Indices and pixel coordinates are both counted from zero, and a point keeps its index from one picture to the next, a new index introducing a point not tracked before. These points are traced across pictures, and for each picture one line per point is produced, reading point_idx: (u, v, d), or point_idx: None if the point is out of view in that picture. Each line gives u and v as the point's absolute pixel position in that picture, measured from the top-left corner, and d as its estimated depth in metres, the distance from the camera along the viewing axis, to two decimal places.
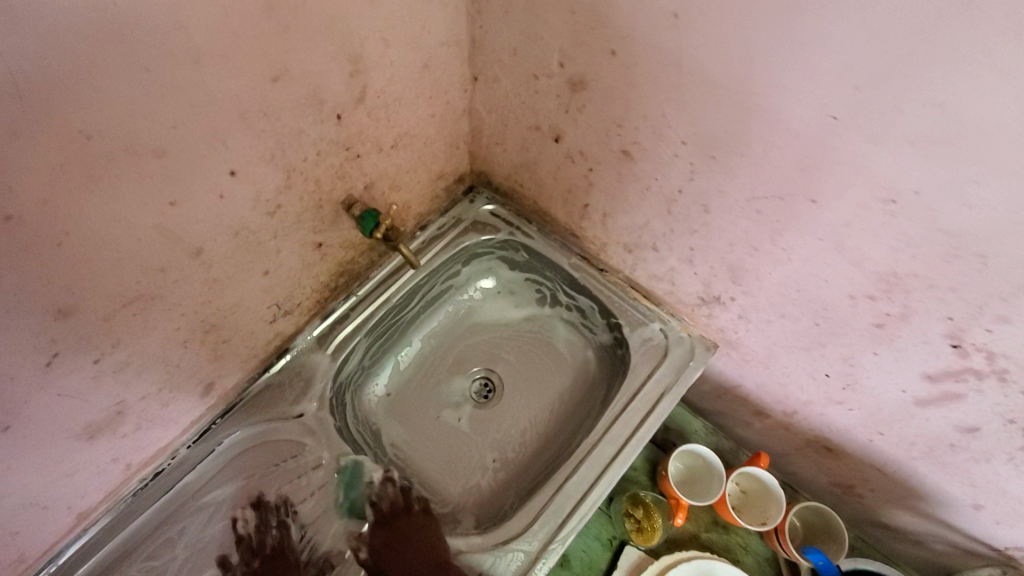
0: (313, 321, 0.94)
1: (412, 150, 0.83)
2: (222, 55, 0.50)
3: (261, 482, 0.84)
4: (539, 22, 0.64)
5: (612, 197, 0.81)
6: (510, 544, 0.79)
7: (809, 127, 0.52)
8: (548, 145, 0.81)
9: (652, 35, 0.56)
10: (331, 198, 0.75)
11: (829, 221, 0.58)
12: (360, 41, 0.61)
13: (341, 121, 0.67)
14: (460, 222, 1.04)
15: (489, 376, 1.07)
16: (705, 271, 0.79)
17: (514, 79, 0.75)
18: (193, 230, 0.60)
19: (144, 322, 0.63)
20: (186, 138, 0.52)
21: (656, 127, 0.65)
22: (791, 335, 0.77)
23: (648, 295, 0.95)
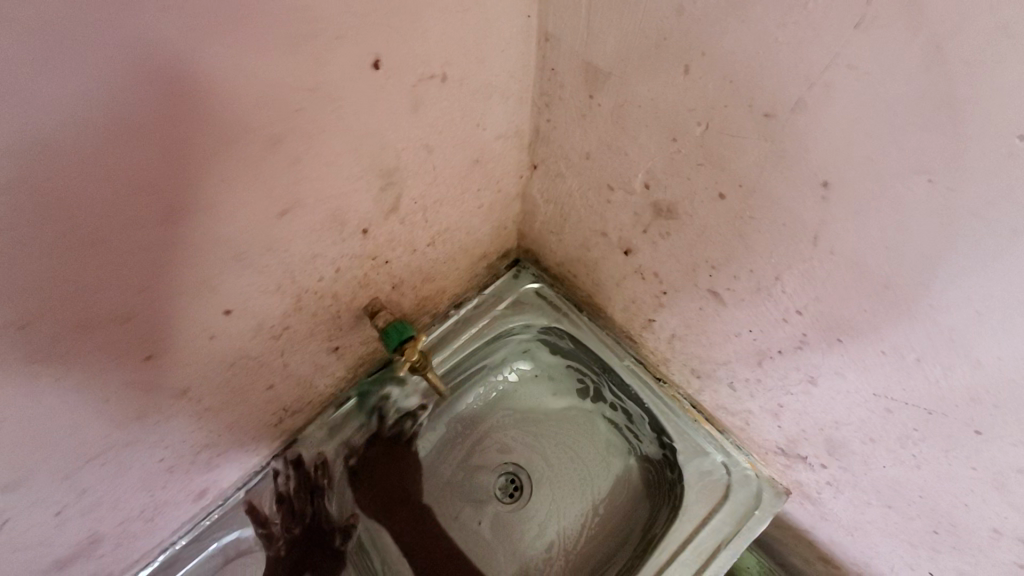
0: (326, 408, 0.84)
1: (453, 243, 0.71)
2: (212, 203, 0.38)
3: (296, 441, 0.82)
4: (625, 136, 0.50)
5: (686, 325, 0.66)
6: None
7: (1006, 365, 0.37)
8: (615, 254, 0.67)
9: (783, 195, 0.41)
10: (352, 307, 0.63)
11: (995, 458, 0.43)
12: (396, 154, 0.48)
13: (368, 235, 0.55)
14: (501, 300, 0.92)
15: (517, 474, 0.95)
16: (793, 429, 0.65)
17: (582, 181, 0.61)
18: (177, 374, 0.49)
19: (121, 464, 0.53)
20: (166, 294, 0.41)
21: (765, 287, 0.50)
22: (893, 524, 0.63)
23: (712, 419, 0.82)
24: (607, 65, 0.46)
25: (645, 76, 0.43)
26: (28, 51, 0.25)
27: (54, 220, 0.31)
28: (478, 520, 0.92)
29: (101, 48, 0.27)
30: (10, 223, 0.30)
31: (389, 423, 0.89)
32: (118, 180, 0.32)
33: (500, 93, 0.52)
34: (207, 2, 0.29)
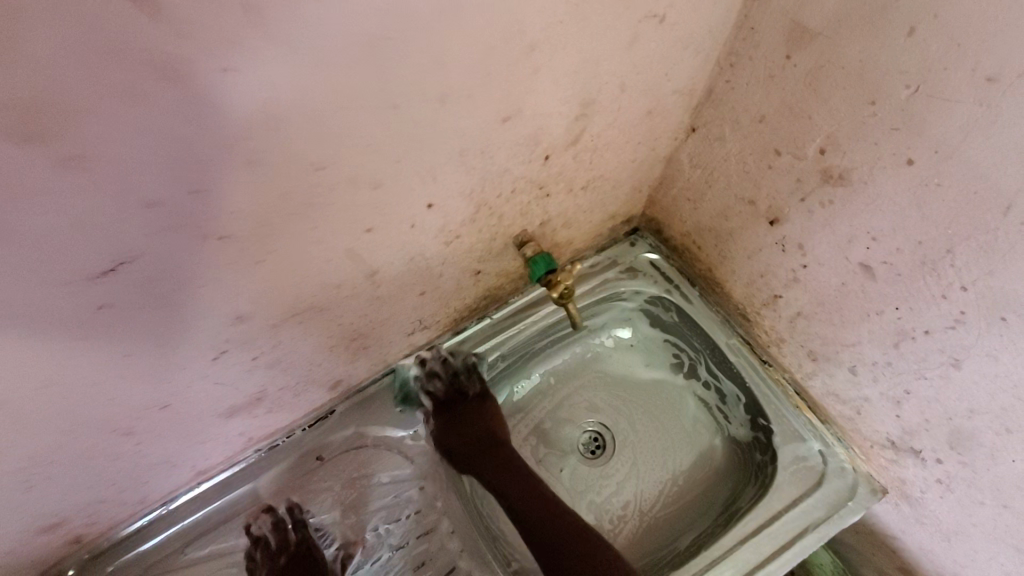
0: (443, 334, 0.91)
1: (599, 193, 0.75)
2: (467, 95, 0.44)
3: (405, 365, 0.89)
4: (814, 98, 0.53)
5: (817, 302, 0.68)
6: None
7: None
8: (757, 224, 0.70)
9: (986, 161, 0.43)
10: (507, 232, 0.69)
11: None
12: (599, 85, 0.53)
13: (548, 162, 0.60)
14: (615, 264, 0.96)
15: (601, 433, 0.99)
16: (913, 419, 0.65)
17: (745, 145, 0.64)
18: (375, 254, 0.56)
19: (306, 329, 0.62)
20: (403, 172, 0.48)
21: (931, 259, 0.52)
22: (1006, 529, 0.62)
23: (813, 407, 0.83)
24: (818, 25, 0.49)
25: (860, 35, 0.46)
26: None
27: (370, 79, 0.38)
28: (560, 469, 0.96)
29: None
30: (347, 71, 0.36)
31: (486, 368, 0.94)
32: (422, 56, 0.39)
33: (695, 46, 0.57)
34: None
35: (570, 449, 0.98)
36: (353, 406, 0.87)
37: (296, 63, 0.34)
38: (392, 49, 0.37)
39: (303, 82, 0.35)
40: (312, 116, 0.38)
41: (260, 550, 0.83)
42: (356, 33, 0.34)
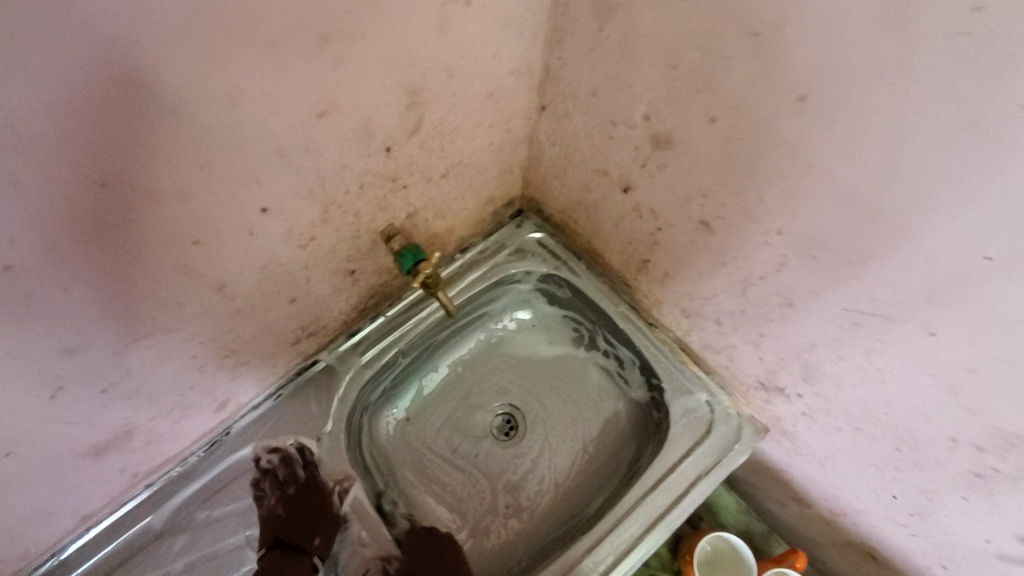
0: (336, 338, 0.90)
1: (464, 178, 0.76)
2: (264, 93, 0.43)
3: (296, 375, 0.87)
4: (628, 68, 0.55)
5: (677, 262, 0.72)
6: None
7: (951, 262, 0.42)
8: (614, 193, 0.73)
9: (769, 113, 0.47)
10: (370, 229, 0.68)
11: (948, 361, 0.48)
12: (422, 73, 0.53)
13: (391, 154, 0.60)
14: (504, 247, 0.97)
15: (513, 414, 1.01)
16: (772, 360, 0.70)
17: (587, 119, 0.66)
18: (217, 266, 0.55)
19: (159, 353, 0.59)
20: (217, 179, 0.47)
21: (751, 210, 0.55)
22: (859, 449, 0.68)
23: (697, 360, 0.88)
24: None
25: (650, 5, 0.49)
26: None
27: (135, 87, 0.36)
28: (475, 454, 0.98)
29: None
30: (101, 82, 0.34)
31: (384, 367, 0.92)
32: (191, 55, 0.37)
33: (517, 27, 0.58)
34: None
35: (484, 434, 0.99)
36: (248, 425, 0.85)
37: (32, 76, 0.32)
38: (149, 54, 0.35)
39: (48, 95, 0.33)
40: (72, 132, 0.35)
41: (268, 482, 0.84)
42: (93, 40, 0.32)
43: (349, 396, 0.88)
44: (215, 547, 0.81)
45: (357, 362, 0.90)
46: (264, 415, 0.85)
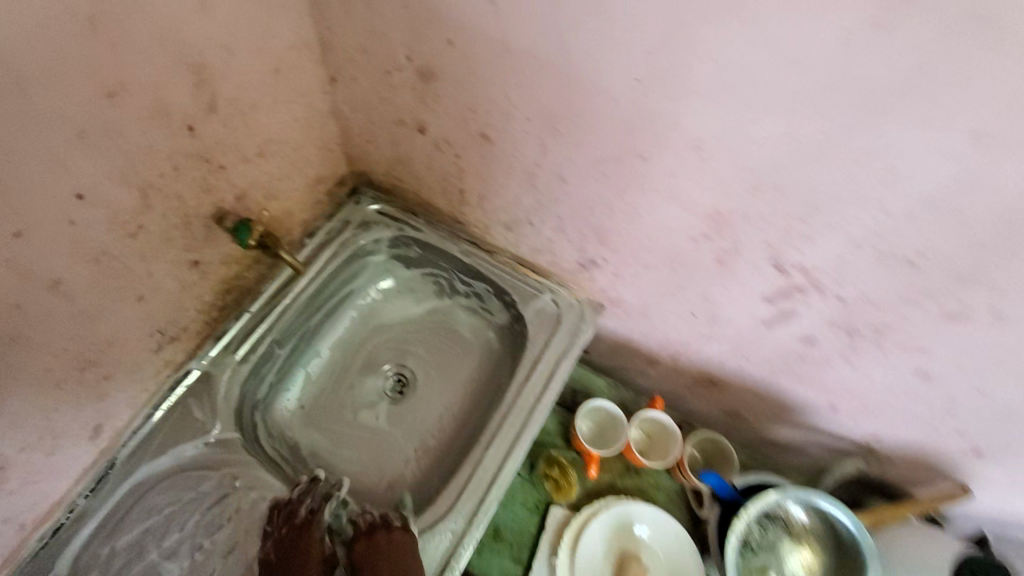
0: (204, 344, 0.91)
1: (282, 157, 0.84)
2: (48, 76, 0.49)
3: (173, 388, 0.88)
4: (377, 19, 0.68)
5: (483, 180, 0.86)
6: (438, 525, 0.83)
7: (622, 94, 0.59)
8: (415, 137, 0.85)
9: (478, 24, 0.61)
10: (201, 213, 0.74)
11: (660, 173, 0.66)
12: (200, 51, 0.62)
13: (196, 133, 0.67)
14: (348, 224, 1.06)
15: (401, 372, 1.10)
16: (576, 238, 0.86)
17: (368, 76, 0.78)
18: (47, 261, 0.58)
19: (8, 366, 0.61)
20: (22, 167, 0.51)
21: (504, 111, 0.70)
22: (657, 285, 0.86)
23: (535, 269, 1.02)
24: None
25: None
26: None
27: None
28: (375, 417, 1.04)
29: None
30: None
31: (263, 359, 0.96)
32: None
33: (278, 4, 0.68)
34: None
35: (379, 397, 1.07)
36: (132, 449, 0.84)
37: None
38: None
39: None
40: None
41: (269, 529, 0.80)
42: None
43: (232, 393, 0.90)
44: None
45: (234, 360, 0.92)
46: (148, 437, 0.84)
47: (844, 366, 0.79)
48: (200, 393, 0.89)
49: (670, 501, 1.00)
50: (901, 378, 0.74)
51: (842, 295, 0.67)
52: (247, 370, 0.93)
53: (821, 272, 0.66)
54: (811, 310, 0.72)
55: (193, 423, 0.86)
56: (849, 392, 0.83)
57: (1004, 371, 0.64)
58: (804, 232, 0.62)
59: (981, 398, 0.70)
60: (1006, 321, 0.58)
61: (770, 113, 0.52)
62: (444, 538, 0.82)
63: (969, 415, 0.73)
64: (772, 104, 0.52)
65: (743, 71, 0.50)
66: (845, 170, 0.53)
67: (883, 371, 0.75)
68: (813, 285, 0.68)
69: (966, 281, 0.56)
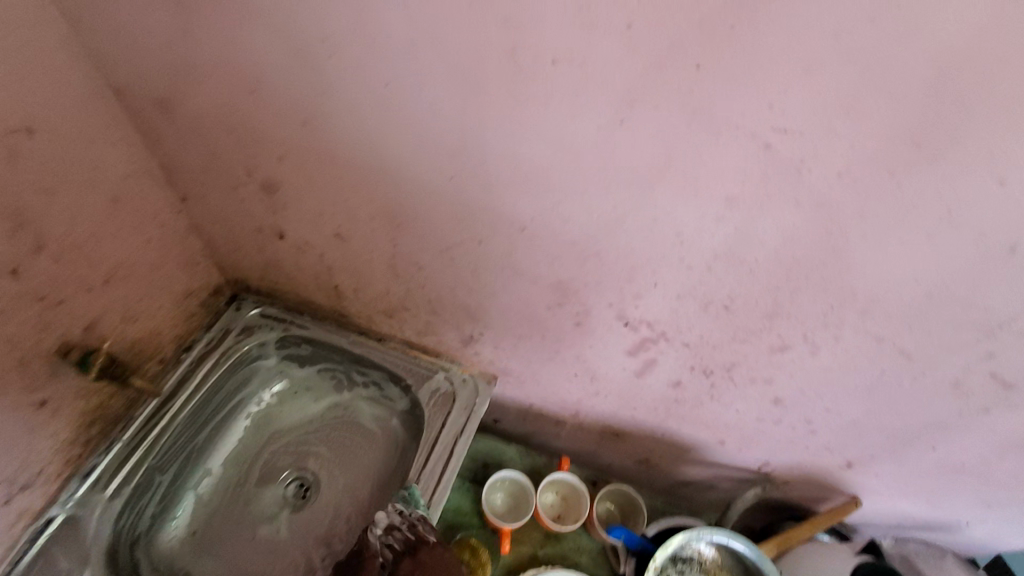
0: (69, 484, 0.85)
1: (136, 279, 0.82)
2: None
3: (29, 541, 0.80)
4: (210, 142, 0.70)
5: (350, 274, 0.87)
6: None
7: (443, 188, 0.63)
8: (277, 243, 0.86)
9: (300, 141, 0.64)
10: (40, 352, 0.71)
11: (500, 253, 0.70)
12: (16, 195, 0.61)
13: (22, 274, 0.65)
14: (229, 332, 1.03)
15: (303, 476, 1.05)
16: (451, 318, 0.88)
17: (217, 192, 0.79)
18: None
19: None
20: None
21: (348, 211, 0.73)
22: (535, 351, 0.88)
23: (426, 351, 1.03)
24: (164, 93, 0.65)
25: (186, 91, 0.63)
26: None
27: None
28: (277, 529, 0.99)
29: None
30: None
31: (139, 490, 0.90)
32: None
33: (105, 139, 0.69)
34: None
35: (279, 506, 1.01)
36: None
37: None
38: None
39: None
40: None
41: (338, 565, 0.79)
42: None
43: (102, 533, 0.84)
44: None
45: (105, 496, 0.86)
46: None
47: (715, 403, 0.83)
48: (62, 541, 0.81)
49: (591, 562, 1.01)
50: (764, 408, 0.79)
51: (686, 340, 0.72)
52: (119, 506, 0.87)
53: (661, 323, 0.70)
54: (669, 358, 0.77)
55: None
56: (729, 426, 0.87)
57: (835, 390, 0.70)
58: (635, 290, 0.66)
59: (832, 416, 0.75)
60: (817, 347, 0.64)
61: (568, 197, 0.57)
62: None
63: (827, 432, 0.79)
64: (565, 188, 0.56)
65: (535, 165, 0.55)
66: (646, 237, 0.58)
67: (745, 403, 0.80)
68: (662, 336, 0.73)
69: (774, 317, 0.62)
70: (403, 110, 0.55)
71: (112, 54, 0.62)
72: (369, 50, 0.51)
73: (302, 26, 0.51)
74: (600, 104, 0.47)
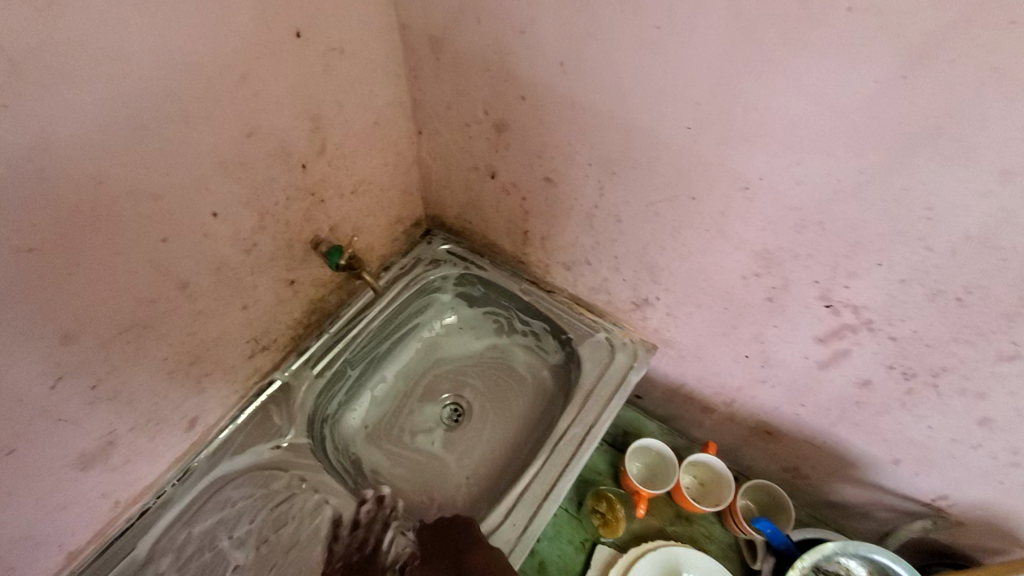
0: (288, 358, 1.02)
1: (371, 197, 0.96)
2: (206, 117, 0.63)
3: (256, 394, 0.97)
4: (463, 80, 0.80)
5: (544, 221, 0.94)
6: (497, 531, 0.86)
7: (676, 140, 0.66)
8: (487, 183, 0.96)
9: (548, 82, 0.71)
10: (301, 238, 0.86)
11: (710, 214, 0.72)
12: (319, 104, 0.76)
13: (307, 170, 0.80)
14: (420, 260, 1.16)
15: (458, 401, 1.16)
16: (631, 276, 0.92)
17: (450, 128, 0.90)
18: (177, 264, 0.70)
19: (137, 351, 0.71)
20: (177, 187, 0.64)
21: (567, 155, 0.79)
22: (710, 323, 0.89)
23: (591, 310, 1.08)
24: (440, 32, 0.76)
25: (461, 31, 0.73)
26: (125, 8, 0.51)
27: (126, 123, 0.56)
28: (432, 442, 1.10)
29: (165, 14, 0.54)
30: (106, 110, 0.54)
31: (336, 377, 1.05)
32: (145, 80, 0.56)
33: (383, 69, 0.82)
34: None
35: (436, 421, 1.13)
36: (214, 444, 0.93)
37: (65, 111, 0.51)
38: (136, 94, 0.56)
39: (78, 123, 0.52)
40: (86, 146, 0.54)
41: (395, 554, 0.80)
42: (111, 78, 0.53)
43: (307, 404, 0.99)
44: (198, 559, 0.85)
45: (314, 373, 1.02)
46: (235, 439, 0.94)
47: (902, 412, 0.78)
48: (279, 402, 0.98)
49: (722, 552, 0.99)
50: (965, 428, 0.73)
51: (895, 334, 0.68)
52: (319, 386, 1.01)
53: (872, 310, 0.68)
54: (866, 350, 0.73)
55: (270, 428, 0.96)
56: (912, 443, 0.81)
57: None
58: (851, 269, 0.65)
59: None
60: None
61: (811, 156, 0.58)
62: (504, 537, 0.85)
63: None
64: (811, 146, 0.57)
65: (785, 122, 0.56)
66: (886, 208, 0.57)
67: (943, 418, 0.74)
68: (866, 325, 0.70)
69: (1016, 319, 0.57)
70: (664, 59, 0.60)
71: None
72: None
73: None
74: (884, 57, 0.47)
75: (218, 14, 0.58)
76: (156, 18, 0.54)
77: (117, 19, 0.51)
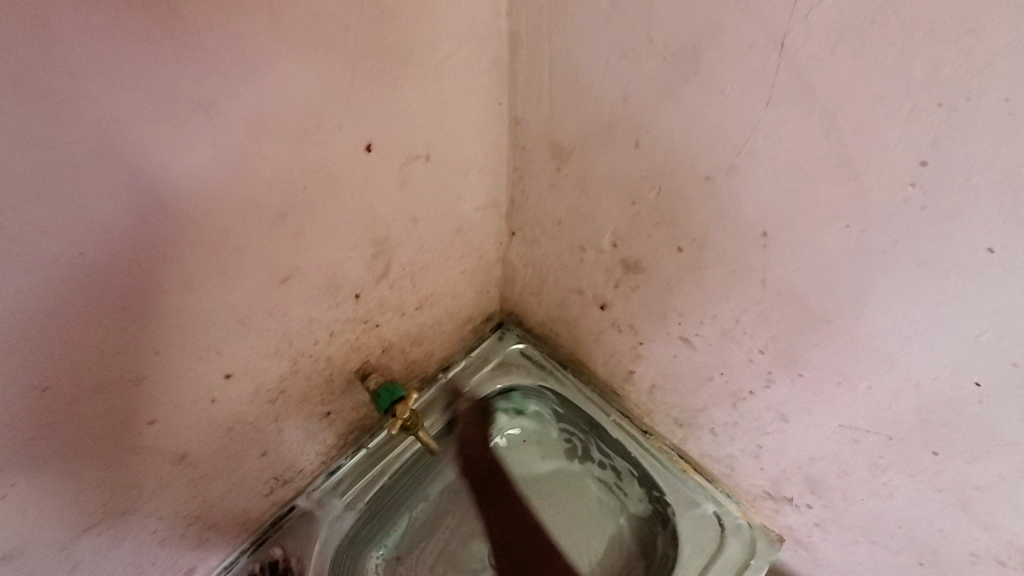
0: (315, 479, 0.82)
1: (439, 306, 0.75)
2: (222, 272, 0.43)
3: (277, 521, 0.79)
4: (589, 201, 0.57)
5: (662, 373, 0.70)
6: None
7: (942, 387, 0.41)
8: (592, 310, 0.72)
9: (729, 246, 0.47)
10: (344, 369, 0.66)
11: (956, 479, 0.46)
12: (387, 224, 0.54)
13: (360, 300, 0.59)
14: (487, 361, 0.94)
15: (512, 539, 0.93)
16: (775, 472, 0.67)
17: (556, 244, 0.67)
18: (173, 440, 0.51)
19: (112, 536, 0.54)
20: (172, 361, 0.45)
21: (728, 329, 0.55)
22: (883, 563, 0.63)
23: (699, 468, 0.83)
24: (570, 143, 0.53)
25: (602, 149, 0.50)
26: (90, 158, 0.31)
27: (94, 308, 0.37)
28: None
29: (161, 157, 0.34)
30: (58, 300, 0.35)
31: (370, 504, 0.84)
32: (125, 247, 0.36)
33: (478, 169, 0.60)
34: (251, 119, 0.37)
35: (482, 561, 0.91)
36: None
37: None
38: (107, 270, 0.36)
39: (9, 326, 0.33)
40: (23, 353, 0.35)
41: None
42: (66, 260, 0.34)
43: (332, 542, 0.79)
44: None
45: (345, 501, 0.82)
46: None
47: None
48: (301, 533, 0.79)
49: None
50: None
51: None
52: (350, 518, 0.81)
53: None
54: None
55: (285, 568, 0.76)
56: None
57: None
58: None
59: None
60: None
61: None
62: None
63: None
64: None
65: None
66: None
67: None
68: None
69: None
70: (978, 296, 0.35)
71: (534, 88, 0.52)
72: (1014, 205, 0.30)
73: (886, 142, 0.33)
74: None
75: (248, 144, 0.38)
76: (146, 163, 0.34)
77: (81, 180, 0.32)
